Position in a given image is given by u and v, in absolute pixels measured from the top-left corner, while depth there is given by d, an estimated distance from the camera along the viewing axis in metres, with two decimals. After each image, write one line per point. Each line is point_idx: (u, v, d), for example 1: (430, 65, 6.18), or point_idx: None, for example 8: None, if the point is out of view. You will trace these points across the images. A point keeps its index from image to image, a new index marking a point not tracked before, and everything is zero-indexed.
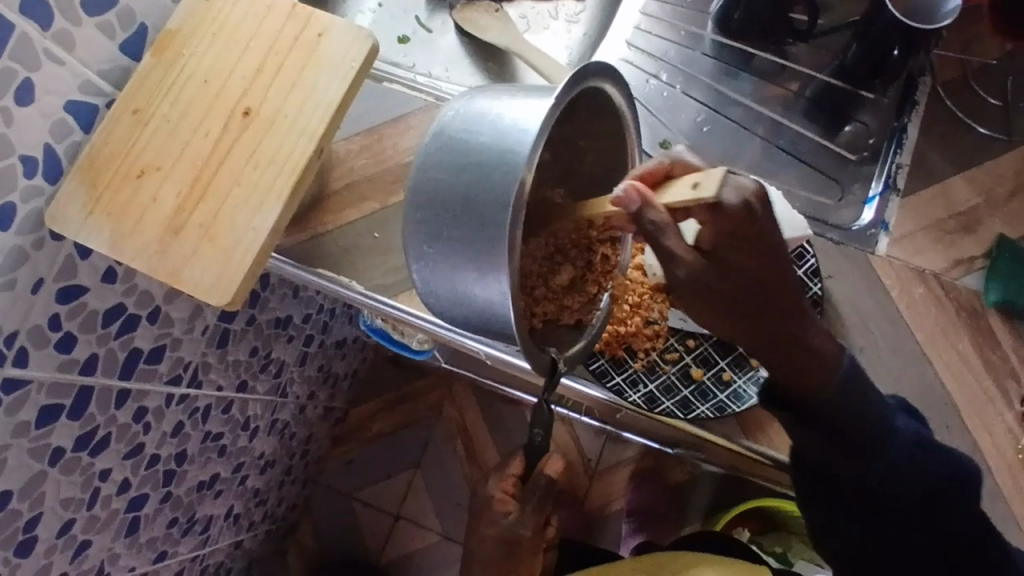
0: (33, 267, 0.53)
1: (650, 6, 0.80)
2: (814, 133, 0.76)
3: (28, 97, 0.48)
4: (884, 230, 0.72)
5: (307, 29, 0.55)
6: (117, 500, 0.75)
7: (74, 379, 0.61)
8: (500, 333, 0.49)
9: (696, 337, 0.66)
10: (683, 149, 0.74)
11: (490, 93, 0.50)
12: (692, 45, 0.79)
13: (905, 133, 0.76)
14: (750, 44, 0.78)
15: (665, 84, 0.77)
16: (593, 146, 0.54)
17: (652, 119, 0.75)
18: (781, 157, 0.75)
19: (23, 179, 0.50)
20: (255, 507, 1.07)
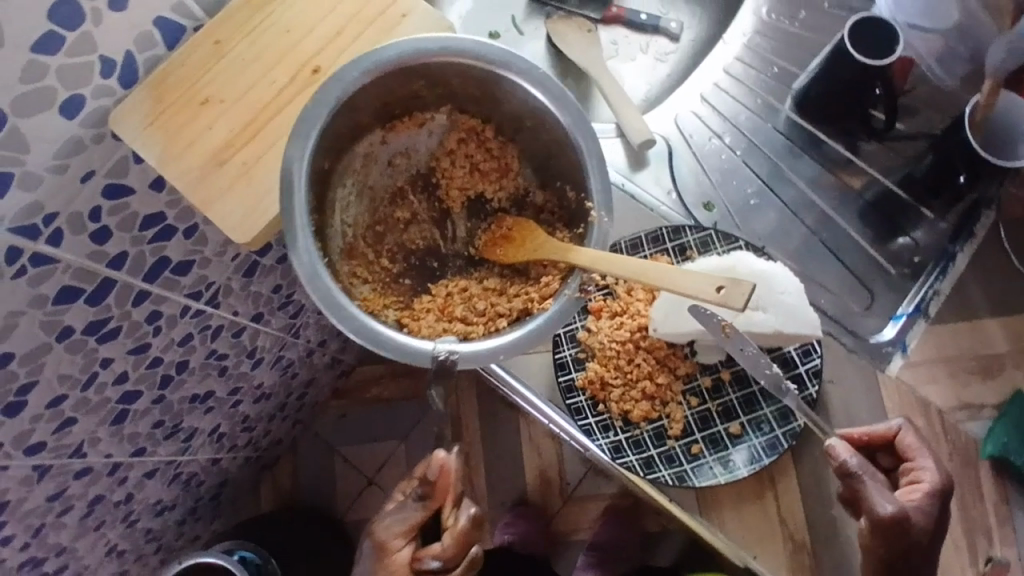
0: (87, 158, 0.57)
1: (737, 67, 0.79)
2: (864, 235, 0.76)
3: (121, 5, 0.52)
4: (901, 351, 0.75)
5: (393, 7, 0.58)
6: (111, 388, 0.79)
7: (99, 269, 0.65)
8: (351, 323, 0.57)
9: (679, 404, 0.74)
10: (724, 215, 0.76)
11: (359, 95, 0.59)
12: (766, 116, 0.78)
13: (953, 261, 0.76)
14: (823, 130, 0.78)
15: (725, 146, 0.78)
16: (525, 170, 0.70)
17: (702, 178, 0.77)
18: (818, 250, 0.76)
19: (99, 77, 0.54)
20: (241, 431, 1.11)
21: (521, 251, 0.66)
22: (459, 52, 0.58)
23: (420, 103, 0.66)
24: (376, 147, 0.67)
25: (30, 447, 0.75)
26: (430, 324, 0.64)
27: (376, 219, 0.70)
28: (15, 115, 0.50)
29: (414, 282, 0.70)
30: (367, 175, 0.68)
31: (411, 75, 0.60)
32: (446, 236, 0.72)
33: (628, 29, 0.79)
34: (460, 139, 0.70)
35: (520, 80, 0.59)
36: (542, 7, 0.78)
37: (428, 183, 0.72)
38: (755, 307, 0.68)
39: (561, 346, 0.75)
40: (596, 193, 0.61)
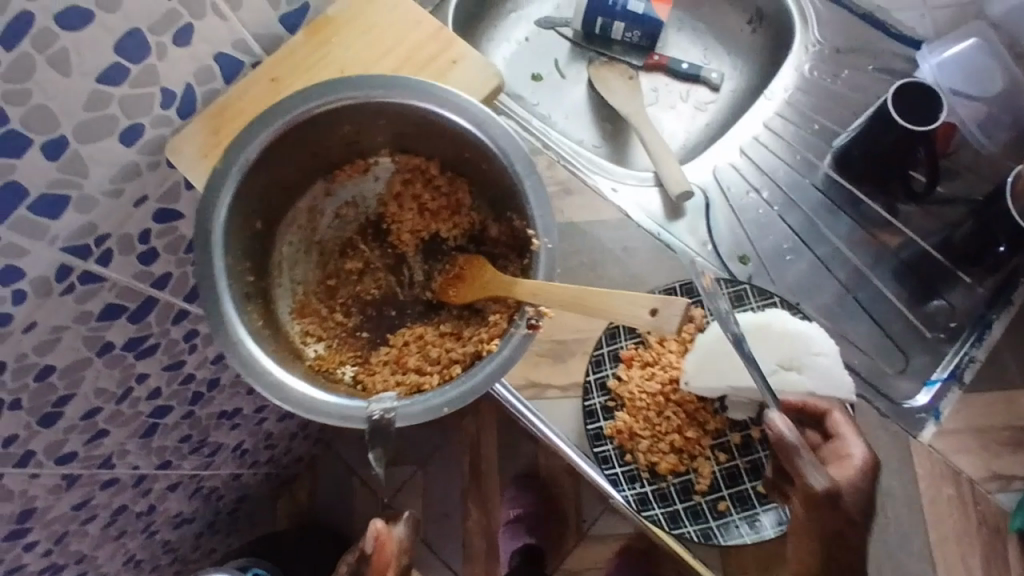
0: (142, 184, 0.60)
1: (775, 121, 0.70)
2: (902, 299, 0.65)
3: (186, 40, 0.54)
4: (935, 418, 0.60)
5: (444, 53, 0.58)
6: (144, 403, 0.81)
7: (143, 288, 0.68)
8: (275, 388, 0.50)
9: None
10: (761, 271, 0.65)
11: (289, 139, 0.54)
12: (805, 173, 0.68)
13: (990, 329, 0.63)
14: (862, 189, 0.67)
15: (763, 202, 0.68)
16: (475, 202, 0.60)
17: (739, 230, 0.67)
18: (861, 317, 0.65)
19: (159, 107, 0.56)
20: (262, 448, 1.12)
21: (473, 290, 0.58)
22: (373, 92, 0.53)
23: (360, 151, 0.60)
24: (320, 200, 0.62)
25: (62, 456, 0.76)
26: (383, 378, 0.57)
27: (327, 273, 0.64)
28: (77, 141, 0.53)
29: (373, 335, 0.62)
30: (314, 229, 0.63)
31: (333, 122, 0.55)
32: (403, 281, 0.63)
33: (670, 76, 0.77)
34: (406, 180, 0.62)
35: (444, 110, 0.53)
36: (586, 51, 0.78)
37: (380, 230, 0.65)
38: (789, 367, 0.56)
39: (589, 390, 0.59)
40: (537, 219, 0.51)
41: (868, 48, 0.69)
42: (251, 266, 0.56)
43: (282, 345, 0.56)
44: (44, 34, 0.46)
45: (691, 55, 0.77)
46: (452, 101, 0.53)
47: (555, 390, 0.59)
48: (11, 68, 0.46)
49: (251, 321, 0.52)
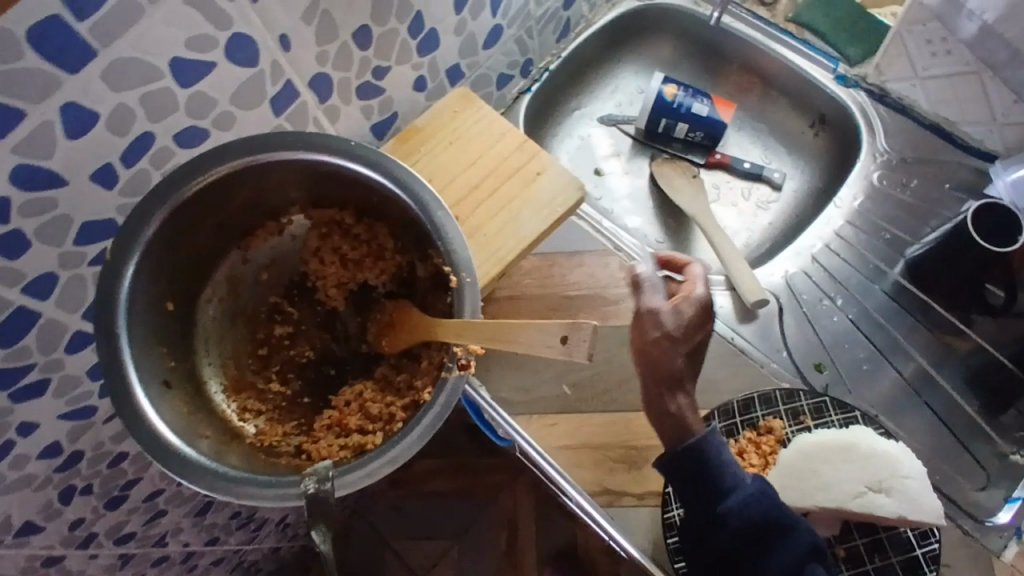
0: None
1: (844, 229, 0.71)
2: (975, 409, 0.65)
3: None
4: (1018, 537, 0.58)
5: (530, 164, 0.60)
6: (203, 483, 0.81)
7: None
8: (198, 470, 0.42)
9: None
10: (836, 378, 0.66)
11: (191, 213, 0.47)
12: (874, 279, 0.70)
13: None
14: (936, 298, 0.67)
15: (836, 308, 0.69)
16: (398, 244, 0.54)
17: (812, 336, 0.68)
18: (939, 435, 0.64)
19: None
20: (303, 522, 1.11)
21: (399, 334, 0.51)
22: (277, 145, 0.47)
23: (270, 210, 0.53)
24: (237, 270, 0.54)
25: (121, 536, 0.76)
26: (328, 443, 0.48)
27: (255, 344, 0.54)
28: None
29: (316, 399, 0.54)
30: (235, 301, 0.54)
31: (235, 185, 0.48)
32: (339, 337, 0.56)
33: (732, 175, 0.78)
34: (323, 234, 0.55)
35: (346, 160, 0.48)
36: (648, 147, 0.80)
37: (305, 289, 0.56)
38: (877, 489, 0.55)
39: (666, 501, 0.58)
40: (457, 252, 0.47)
41: (937, 157, 0.71)
42: (174, 348, 0.48)
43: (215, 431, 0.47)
44: (162, 153, 0.48)
45: (752, 154, 0.80)
46: (358, 151, 0.48)
47: (630, 498, 0.60)
48: (129, 184, 0.48)
49: (172, 408, 0.45)
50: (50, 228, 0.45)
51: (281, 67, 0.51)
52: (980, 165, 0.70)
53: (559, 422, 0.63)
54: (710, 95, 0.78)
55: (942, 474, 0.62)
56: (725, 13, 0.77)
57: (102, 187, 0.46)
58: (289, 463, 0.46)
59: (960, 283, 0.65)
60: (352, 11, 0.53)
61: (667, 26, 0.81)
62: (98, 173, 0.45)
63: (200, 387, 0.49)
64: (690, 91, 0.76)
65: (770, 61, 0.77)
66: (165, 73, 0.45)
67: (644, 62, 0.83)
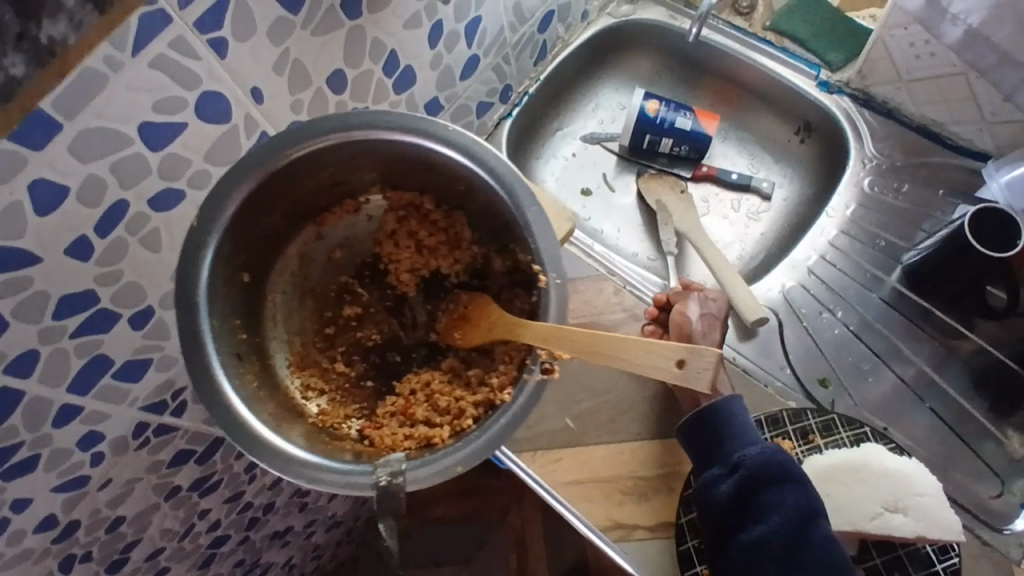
0: None
1: (838, 238, 0.71)
2: (985, 414, 0.64)
3: None
4: None
5: None
6: (204, 536, 0.79)
7: (212, 431, 0.66)
8: (279, 454, 0.46)
9: None
10: (842, 392, 0.65)
11: (266, 191, 0.50)
12: (872, 288, 0.69)
13: None
14: (936, 302, 0.67)
15: (837, 320, 0.68)
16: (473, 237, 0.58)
17: (814, 350, 0.67)
18: (951, 442, 0.63)
19: None
20: (310, 559, 1.10)
21: (477, 331, 0.55)
22: (361, 126, 0.49)
23: (348, 190, 0.57)
24: (309, 244, 0.59)
25: None
26: (393, 432, 0.52)
27: (323, 322, 0.60)
28: (161, 308, 0.53)
29: (378, 383, 0.58)
30: (307, 277, 0.60)
31: (321, 161, 0.52)
32: (405, 324, 0.60)
33: (720, 186, 0.77)
34: (400, 217, 0.60)
35: (429, 144, 0.50)
36: (634, 163, 0.79)
37: (376, 271, 0.61)
38: (893, 509, 0.54)
39: (680, 533, 0.59)
40: (542, 252, 0.49)
41: (927, 159, 0.71)
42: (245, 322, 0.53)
43: (281, 407, 0.52)
44: (138, 218, 0.47)
45: (738, 164, 0.79)
46: (443, 134, 0.50)
47: (643, 531, 0.59)
48: (106, 253, 0.46)
49: (244, 385, 0.48)
50: (27, 307, 0.44)
51: (254, 120, 0.50)
52: (972, 165, 0.69)
53: (563, 457, 0.62)
54: (693, 108, 0.77)
55: (959, 483, 0.62)
56: (703, 27, 0.76)
57: (77, 260, 0.45)
58: (353, 449, 0.50)
59: (962, 286, 0.64)
60: (324, 56, 0.52)
61: (645, 39, 0.80)
62: (73, 246, 0.44)
63: (270, 362, 0.55)
64: (673, 106, 0.75)
65: (749, 70, 0.77)
66: (134, 139, 0.43)
67: (624, 78, 0.82)
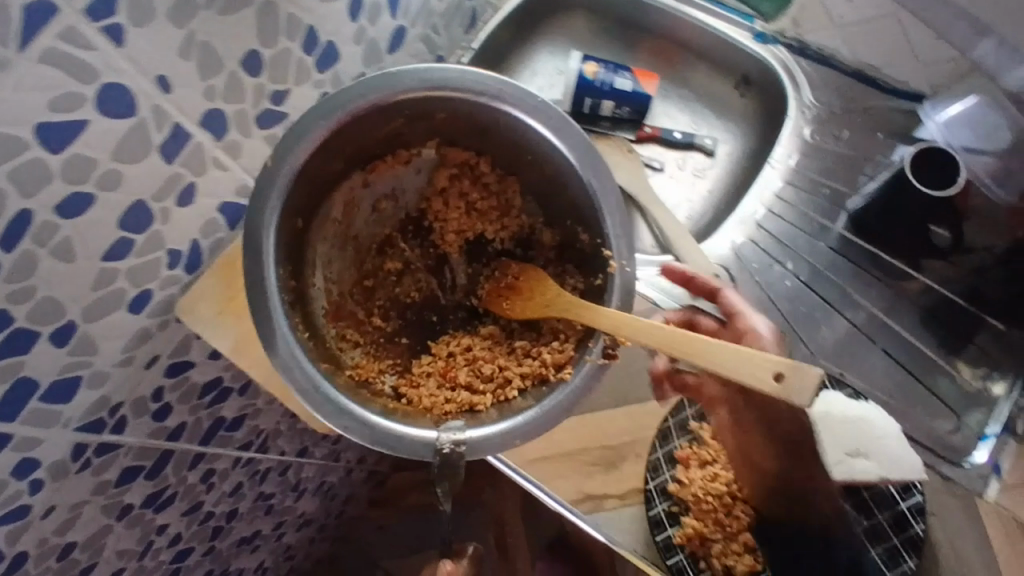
0: (152, 345, 0.55)
1: (783, 190, 0.71)
2: (934, 350, 0.66)
3: (189, 199, 0.51)
4: (997, 474, 0.62)
5: None
6: (165, 551, 0.76)
7: (159, 443, 0.63)
8: (346, 411, 0.52)
9: (802, 543, 0.59)
10: (799, 344, 0.66)
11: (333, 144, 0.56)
12: (818, 236, 0.69)
13: None
14: (882, 246, 0.68)
15: (789, 273, 0.68)
16: (526, 206, 0.65)
17: (769, 304, 0.67)
18: (904, 381, 0.65)
19: (165, 268, 0.53)
20: (283, 561, 1.07)
21: (530, 304, 0.61)
22: (442, 85, 0.55)
23: (408, 144, 0.62)
24: (357, 191, 0.63)
25: None
26: (431, 393, 0.59)
27: (363, 273, 0.65)
28: (85, 322, 0.49)
29: (412, 340, 0.65)
30: (349, 224, 0.64)
31: (391, 112, 0.57)
32: (446, 286, 0.66)
33: (665, 145, 0.75)
34: (451, 176, 0.65)
35: (507, 106, 0.56)
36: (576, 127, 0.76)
37: (420, 227, 0.67)
38: (857, 454, 0.58)
39: (650, 498, 0.60)
40: (611, 236, 0.56)
41: (865, 104, 0.71)
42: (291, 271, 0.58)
43: (321, 355, 0.57)
44: (46, 228, 0.43)
45: (681, 122, 0.77)
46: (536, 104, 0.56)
47: (613, 500, 0.59)
48: (13, 269, 0.42)
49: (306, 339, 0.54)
50: None
51: (165, 111, 0.46)
52: (908, 106, 0.71)
53: None
54: (631, 68, 0.75)
55: (914, 421, 0.63)
56: None
57: None
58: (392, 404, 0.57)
59: (907, 225, 0.65)
60: (236, 36, 0.48)
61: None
62: None
63: (310, 311, 0.59)
64: (612, 67, 0.73)
65: (684, 26, 0.75)
66: (29, 141, 0.39)
67: (558, 39, 0.79)
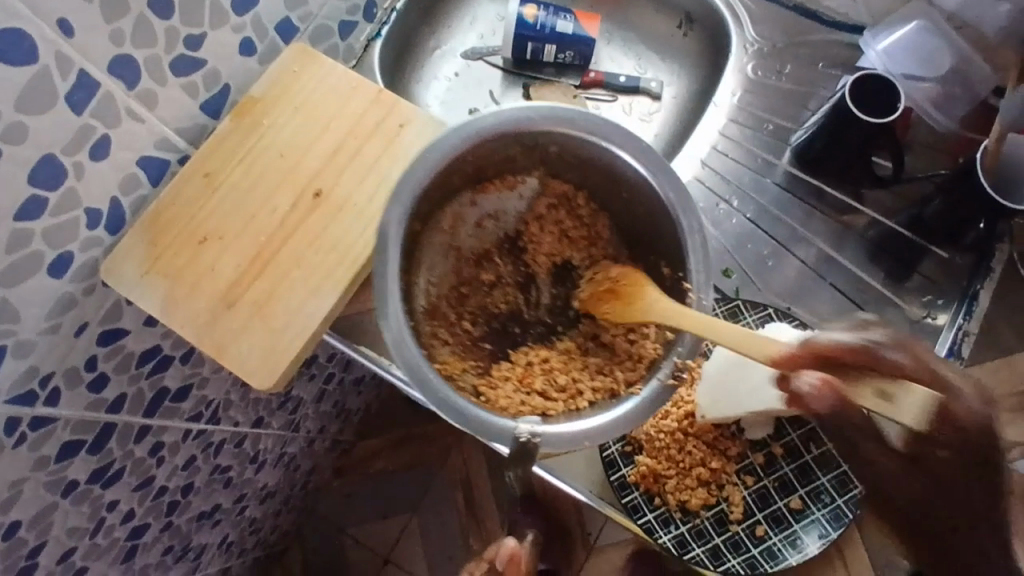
0: (79, 312, 0.53)
1: (729, 127, 0.70)
2: (881, 282, 0.66)
3: (103, 153, 0.48)
4: None
5: (390, 118, 0.56)
6: (119, 528, 0.74)
7: (99, 416, 0.60)
8: (446, 401, 0.51)
9: (757, 474, 0.60)
10: (745, 279, 0.67)
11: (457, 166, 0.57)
12: (765, 173, 0.69)
13: (977, 300, 0.66)
14: (827, 179, 0.68)
15: (734, 211, 0.68)
16: (615, 238, 0.62)
17: (715, 242, 0.67)
18: (853, 313, 0.66)
19: (85, 230, 0.50)
20: (248, 535, 1.06)
21: (629, 313, 0.56)
22: (549, 114, 0.56)
23: (515, 167, 0.61)
24: (464, 207, 0.61)
25: None
26: (507, 394, 0.57)
27: (459, 281, 0.61)
28: (1, 287, 0.46)
29: (495, 349, 0.61)
30: (455, 235, 0.61)
31: (507, 141, 0.57)
32: (531, 302, 0.63)
33: (613, 90, 0.74)
34: (549, 205, 0.63)
35: (601, 139, 0.57)
36: (519, 75, 0.75)
37: (515, 246, 0.64)
38: None
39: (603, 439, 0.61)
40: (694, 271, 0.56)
41: (804, 39, 0.71)
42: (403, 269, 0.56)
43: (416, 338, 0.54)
44: None
45: (626, 67, 0.76)
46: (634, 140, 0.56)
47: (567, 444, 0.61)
48: None
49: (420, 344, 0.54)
50: None
51: (67, 57, 0.43)
52: (851, 39, 0.70)
53: None
54: (572, 11, 0.74)
55: None
56: None
57: None
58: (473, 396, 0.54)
59: (850, 159, 0.65)
60: None
61: None
62: None
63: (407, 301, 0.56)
64: (552, 9, 0.72)
65: None
66: None
67: None
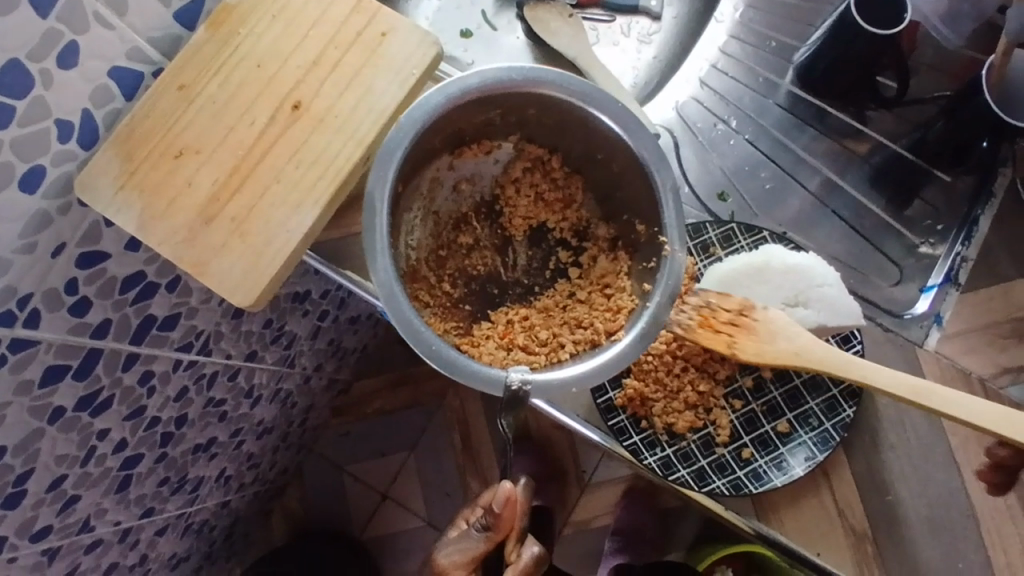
0: (56, 231, 0.51)
1: (729, 45, 0.72)
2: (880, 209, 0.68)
3: (71, 60, 0.46)
4: (936, 323, 0.67)
5: (371, 26, 0.53)
6: (112, 458, 0.74)
7: (83, 341, 0.59)
8: (442, 359, 0.53)
9: (743, 399, 0.65)
10: (740, 202, 0.68)
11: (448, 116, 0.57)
12: (766, 94, 0.70)
13: (976, 225, 0.68)
14: (828, 101, 0.69)
15: (732, 131, 0.69)
16: (587, 203, 0.68)
17: (711, 163, 0.69)
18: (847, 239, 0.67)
19: (56, 142, 0.48)
20: (246, 470, 1.06)
21: (767, 348, 0.55)
22: (538, 78, 0.56)
23: (491, 137, 0.64)
24: (443, 172, 0.65)
25: (36, 533, 0.70)
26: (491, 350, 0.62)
27: (440, 242, 0.69)
28: None
29: (475, 309, 0.68)
30: (433, 199, 0.67)
31: (479, 107, 0.59)
32: (507, 265, 0.70)
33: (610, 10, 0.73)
34: (524, 169, 0.68)
35: (588, 106, 0.57)
36: None
37: (492, 212, 0.70)
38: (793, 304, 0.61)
39: None
40: (670, 225, 0.57)
41: None
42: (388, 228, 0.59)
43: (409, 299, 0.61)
44: None
45: None
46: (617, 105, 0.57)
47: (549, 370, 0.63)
48: None
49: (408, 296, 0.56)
50: None
51: None
52: None
53: None
54: None
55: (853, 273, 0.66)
56: None
57: None
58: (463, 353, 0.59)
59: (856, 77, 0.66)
60: None
61: None
62: None
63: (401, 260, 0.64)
64: None
65: None
66: None
67: None
